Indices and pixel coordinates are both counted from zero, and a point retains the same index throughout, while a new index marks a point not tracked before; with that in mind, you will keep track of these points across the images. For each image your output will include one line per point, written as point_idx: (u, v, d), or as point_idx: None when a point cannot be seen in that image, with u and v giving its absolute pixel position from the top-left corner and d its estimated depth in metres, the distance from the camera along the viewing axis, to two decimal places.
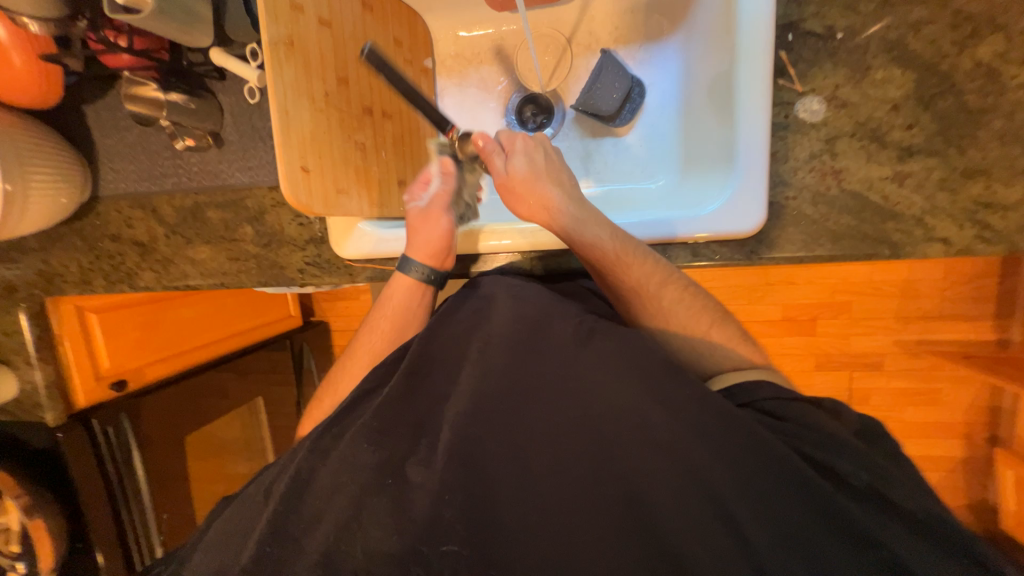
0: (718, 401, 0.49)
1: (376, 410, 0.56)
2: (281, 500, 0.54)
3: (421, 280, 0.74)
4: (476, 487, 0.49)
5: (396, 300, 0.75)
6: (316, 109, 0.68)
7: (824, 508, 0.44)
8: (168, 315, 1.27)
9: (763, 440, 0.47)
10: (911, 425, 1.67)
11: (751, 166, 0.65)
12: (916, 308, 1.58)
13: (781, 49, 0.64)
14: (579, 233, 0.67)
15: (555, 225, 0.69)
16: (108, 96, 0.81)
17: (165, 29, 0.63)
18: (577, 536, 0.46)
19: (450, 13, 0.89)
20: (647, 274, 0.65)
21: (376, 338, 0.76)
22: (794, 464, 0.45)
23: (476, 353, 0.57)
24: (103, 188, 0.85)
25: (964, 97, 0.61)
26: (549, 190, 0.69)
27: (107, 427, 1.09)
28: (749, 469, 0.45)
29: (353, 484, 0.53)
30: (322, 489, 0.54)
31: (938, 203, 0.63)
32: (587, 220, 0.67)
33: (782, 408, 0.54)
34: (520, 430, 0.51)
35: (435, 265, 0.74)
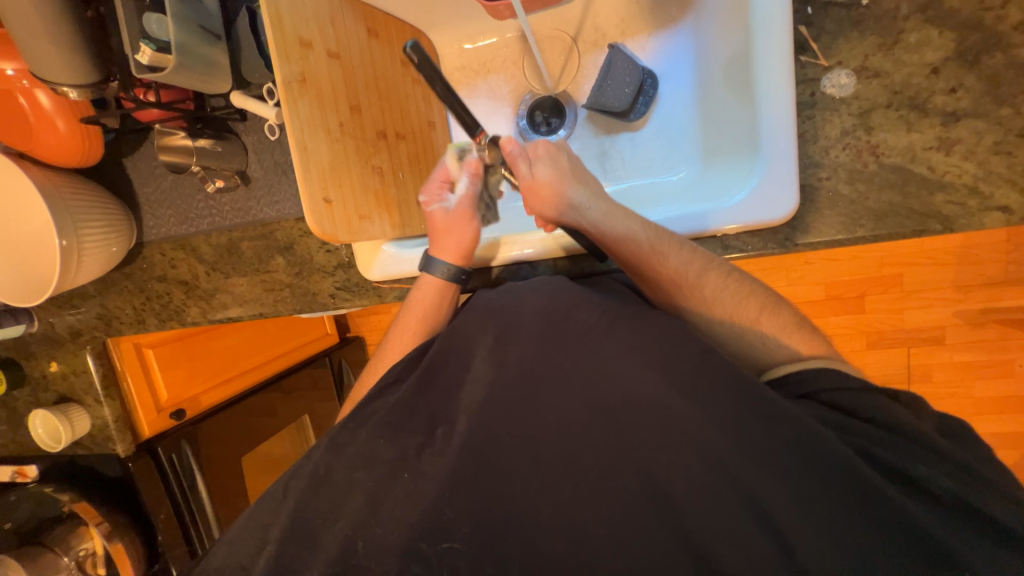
0: (764, 401, 0.47)
1: (392, 405, 0.57)
2: (299, 500, 0.55)
3: (448, 279, 0.74)
4: (497, 498, 0.49)
5: (425, 301, 0.74)
6: (332, 140, 0.70)
7: (864, 504, 0.43)
8: (215, 344, 1.35)
9: (806, 435, 0.45)
10: (982, 401, 1.55)
11: (777, 150, 0.62)
12: (977, 275, 1.46)
13: (801, 24, 0.61)
14: (612, 227, 0.66)
15: (585, 223, 0.68)
16: (143, 147, 0.86)
17: (189, 82, 0.66)
18: (609, 543, 0.46)
19: (454, 27, 0.89)
20: (686, 262, 0.62)
21: (405, 338, 0.74)
22: (838, 458, 0.44)
23: (494, 349, 0.56)
24: (147, 234, 0.91)
25: (1013, 52, 0.55)
26: (577, 189, 0.69)
27: (172, 453, 1.16)
28: (785, 467, 0.45)
29: (368, 480, 0.54)
30: (337, 484, 0.55)
31: (993, 169, 0.58)
32: (617, 216, 0.66)
33: (833, 403, 0.51)
34: (546, 439, 0.50)
35: (462, 263, 0.75)
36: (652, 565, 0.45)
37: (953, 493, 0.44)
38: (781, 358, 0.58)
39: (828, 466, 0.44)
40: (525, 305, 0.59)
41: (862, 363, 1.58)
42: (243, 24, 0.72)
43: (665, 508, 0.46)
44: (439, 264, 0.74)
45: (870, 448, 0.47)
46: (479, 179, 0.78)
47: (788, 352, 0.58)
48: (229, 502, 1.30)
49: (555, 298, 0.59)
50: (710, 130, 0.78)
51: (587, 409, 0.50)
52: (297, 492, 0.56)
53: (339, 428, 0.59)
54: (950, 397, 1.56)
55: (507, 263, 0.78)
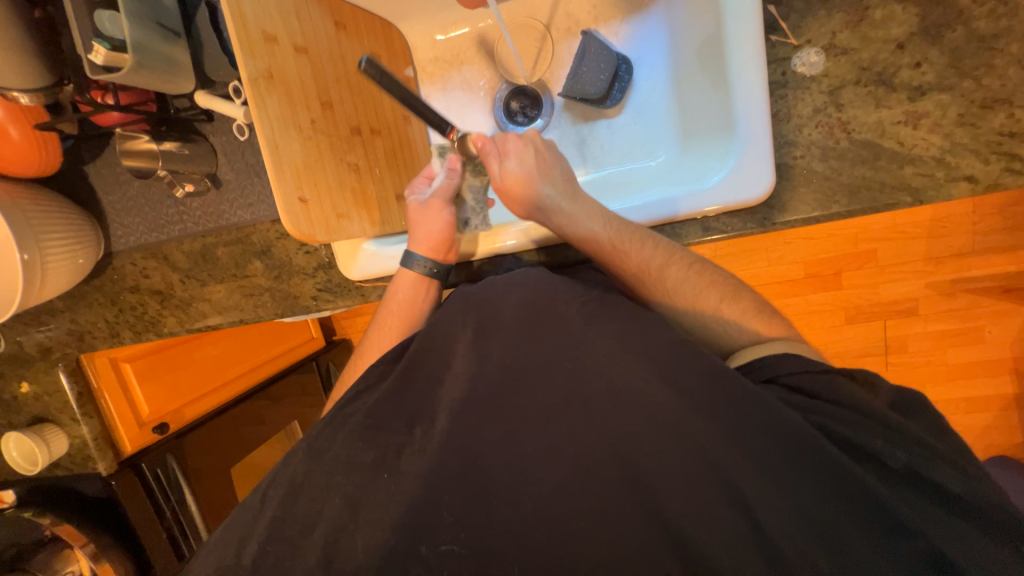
0: (738, 386, 0.48)
1: (371, 406, 0.57)
2: (288, 507, 0.54)
3: (425, 274, 0.73)
4: (477, 496, 0.49)
5: (401, 296, 0.73)
6: (305, 137, 0.68)
7: (838, 483, 0.44)
8: (196, 354, 1.31)
9: (780, 417, 0.46)
10: (956, 367, 1.61)
11: (752, 130, 0.62)
12: (947, 247, 1.51)
13: (769, 4, 0.61)
14: (574, 225, 0.67)
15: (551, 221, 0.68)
16: (105, 153, 0.82)
17: (149, 82, 0.64)
18: (590, 536, 0.45)
19: (425, 18, 0.88)
20: (647, 258, 0.63)
21: (383, 335, 0.73)
22: (810, 438, 0.45)
23: (474, 346, 0.56)
24: (115, 243, 0.88)
25: (972, 25, 0.57)
26: (545, 187, 0.69)
27: (156, 469, 1.13)
28: (760, 449, 0.45)
29: (346, 483, 0.53)
30: (317, 487, 0.54)
31: (958, 140, 0.59)
32: (582, 213, 0.67)
33: (805, 381, 0.52)
34: (526, 434, 0.50)
35: (436, 257, 0.74)
36: (639, 550, 0.44)
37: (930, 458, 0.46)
38: (765, 335, 0.59)
39: (808, 440, 0.45)
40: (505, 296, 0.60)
41: (842, 338, 1.63)
42: (203, 20, 0.69)
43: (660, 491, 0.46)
44: (415, 260, 0.73)
45: (844, 425, 0.48)
46: (458, 173, 0.77)
47: (770, 329, 0.59)
48: (222, 517, 1.27)
49: (537, 287, 0.59)
50: (686, 113, 0.78)
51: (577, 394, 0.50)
52: (285, 499, 0.55)
53: (318, 432, 0.58)
54: (926, 365, 1.62)
55: (490, 254, 0.77)
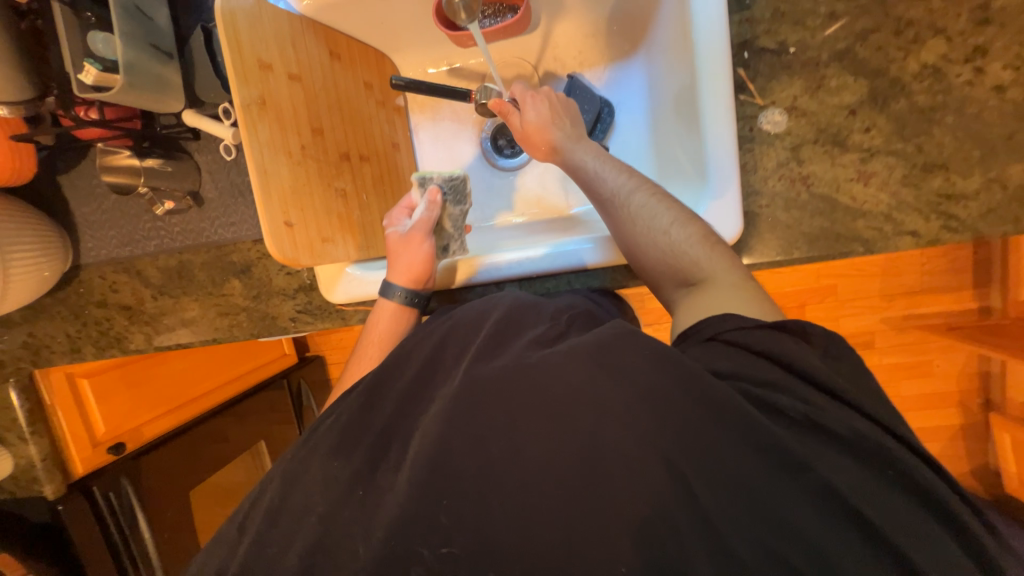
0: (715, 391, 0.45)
1: (343, 425, 0.56)
2: (257, 539, 0.52)
3: (404, 304, 0.74)
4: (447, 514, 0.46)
5: (380, 327, 0.74)
6: (294, 162, 0.69)
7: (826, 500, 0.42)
8: (160, 370, 1.26)
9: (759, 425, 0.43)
10: (909, 398, 1.70)
11: (723, 178, 0.67)
12: (898, 285, 1.62)
13: (739, 67, 0.66)
14: (582, 167, 0.71)
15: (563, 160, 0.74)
16: (81, 164, 0.81)
17: (138, 102, 0.64)
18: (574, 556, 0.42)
19: (418, 51, 0.91)
20: (661, 219, 0.64)
21: (365, 366, 0.72)
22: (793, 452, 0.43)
23: (453, 364, 0.58)
24: (84, 256, 0.85)
25: (914, 98, 0.64)
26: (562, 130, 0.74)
27: (109, 492, 1.07)
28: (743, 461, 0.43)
29: (321, 502, 0.52)
30: (293, 512, 0.52)
31: (903, 199, 0.66)
32: (591, 155, 0.72)
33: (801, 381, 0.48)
34: (498, 448, 0.47)
35: (416, 288, 0.75)
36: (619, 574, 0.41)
37: (933, 488, 0.43)
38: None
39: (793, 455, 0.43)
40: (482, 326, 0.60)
41: None
42: (196, 43, 0.70)
43: (641, 536, 0.42)
44: (394, 289, 0.74)
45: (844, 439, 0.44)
46: (437, 207, 0.77)
47: None
48: (177, 544, 1.21)
49: (511, 319, 0.60)
50: (663, 157, 0.83)
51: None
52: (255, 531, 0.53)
53: (293, 456, 0.58)
54: None
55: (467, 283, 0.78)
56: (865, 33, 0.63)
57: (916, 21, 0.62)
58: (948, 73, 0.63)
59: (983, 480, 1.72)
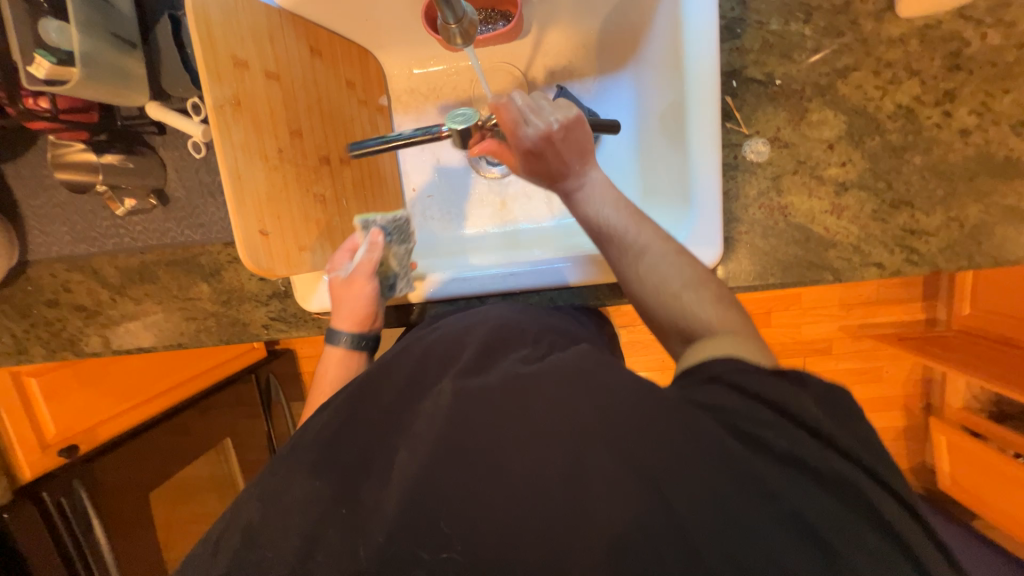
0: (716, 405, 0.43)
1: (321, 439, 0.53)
2: None
3: (351, 349, 0.74)
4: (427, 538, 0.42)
5: (328, 375, 0.74)
6: (270, 167, 0.66)
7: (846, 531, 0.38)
8: (116, 367, 1.19)
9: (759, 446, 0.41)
10: (860, 401, 1.82)
11: (707, 205, 0.68)
12: (858, 297, 1.72)
13: (726, 95, 0.67)
14: (585, 206, 0.61)
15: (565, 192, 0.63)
16: (29, 154, 0.74)
17: (96, 96, 0.59)
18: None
19: (404, 49, 0.87)
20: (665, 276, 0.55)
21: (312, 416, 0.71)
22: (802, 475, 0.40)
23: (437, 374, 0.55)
24: (33, 252, 0.79)
25: (887, 136, 0.66)
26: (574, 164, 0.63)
27: (60, 497, 1.01)
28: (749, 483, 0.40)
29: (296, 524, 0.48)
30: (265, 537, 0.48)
31: (871, 232, 0.69)
32: (597, 195, 0.61)
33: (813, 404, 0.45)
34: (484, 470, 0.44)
35: (361, 331, 0.74)
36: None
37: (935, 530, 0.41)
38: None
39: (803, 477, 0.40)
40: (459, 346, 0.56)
41: None
42: (163, 32, 0.65)
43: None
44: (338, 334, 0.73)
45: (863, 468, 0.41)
46: (380, 249, 0.73)
47: None
48: (136, 548, 1.16)
49: (494, 335, 0.57)
50: (648, 174, 0.84)
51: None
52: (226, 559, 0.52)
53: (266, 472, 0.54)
54: None
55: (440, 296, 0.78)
56: (847, 70, 0.65)
57: (895, 62, 0.65)
58: (920, 115, 0.65)
59: (920, 477, 1.86)
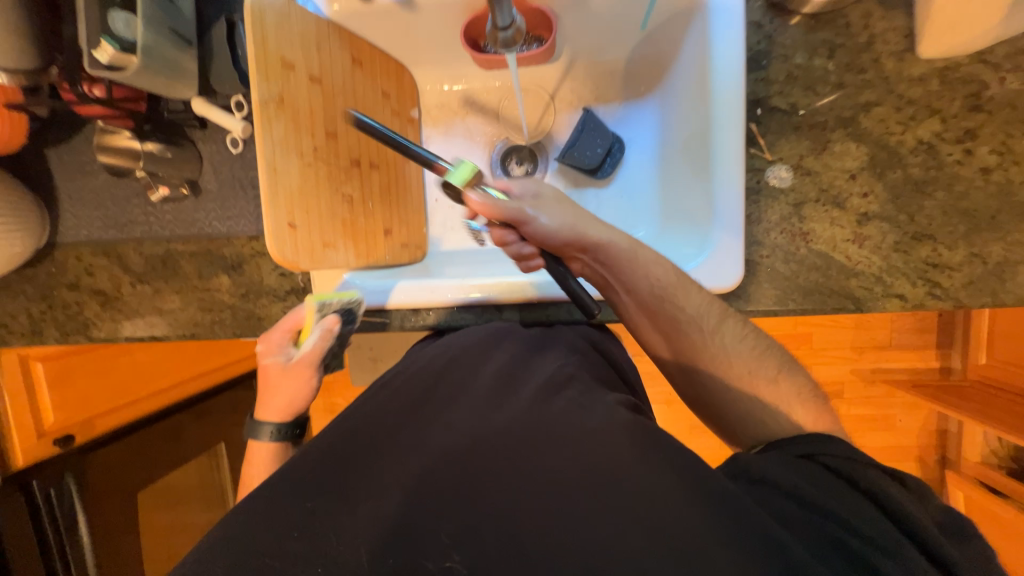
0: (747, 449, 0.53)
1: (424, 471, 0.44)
2: None
3: (279, 442, 0.67)
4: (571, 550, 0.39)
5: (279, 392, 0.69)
6: (304, 164, 0.68)
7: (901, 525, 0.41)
8: (121, 362, 1.16)
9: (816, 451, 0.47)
10: (873, 451, 1.70)
11: (728, 225, 0.69)
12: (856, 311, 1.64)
13: (752, 122, 0.70)
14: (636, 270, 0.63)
15: (665, 318, 0.62)
16: (74, 141, 0.78)
17: (152, 83, 0.63)
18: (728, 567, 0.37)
19: (437, 68, 0.92)
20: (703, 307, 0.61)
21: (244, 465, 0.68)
22: None
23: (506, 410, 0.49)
24: (63, 235, 0.81)
25: (909, 170, 0.68)
26: (656, 273, 0.62)
27: (49, 489, 1.04)
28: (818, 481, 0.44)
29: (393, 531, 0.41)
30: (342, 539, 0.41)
31: (893, 263, 0.69)
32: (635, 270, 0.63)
33: None
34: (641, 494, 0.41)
35: (290, 420, 0.68)
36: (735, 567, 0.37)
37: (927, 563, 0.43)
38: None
39: None
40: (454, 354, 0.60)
41: None
42: (220, 36, 0.69)
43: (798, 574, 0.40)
44: (264, 428, 0.66)
45: None
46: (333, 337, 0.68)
47: None
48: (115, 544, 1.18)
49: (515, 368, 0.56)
50: (668, 197, 0.84)
51: (497, 440, 0.45)
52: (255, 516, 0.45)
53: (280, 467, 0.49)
54: (865, 439, 1.70)
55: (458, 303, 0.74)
56: (869, 105, 0.68)
57: (915, 100, 0.67)
58: (941, 151, 0.67)
59: None
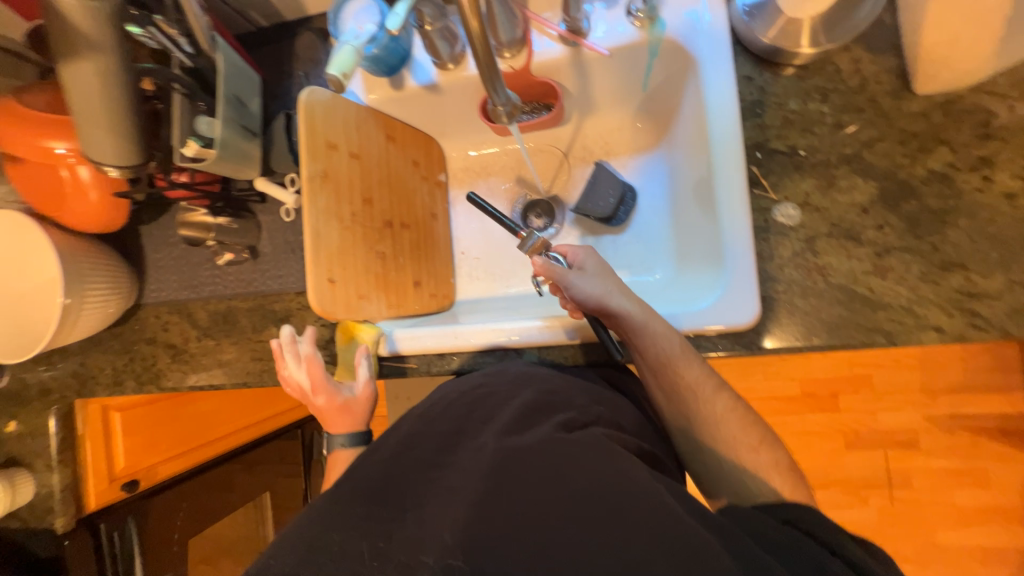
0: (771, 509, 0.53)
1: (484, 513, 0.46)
2: None
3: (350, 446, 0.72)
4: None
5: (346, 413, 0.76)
6: (344, 227, 0.77)
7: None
8: (185, 410, 1.33)
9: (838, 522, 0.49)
10: (966, 511, 1.48)
11: (739, 263, 0.70)
12: (920, 350, 1.50)
13: (753, 165, 0.73)
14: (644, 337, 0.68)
15: (664, 380, 0.69)
16: (161, 219, 0.93)
17: (224, 169, 0.75)
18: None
19: (462, 137, 1.03)
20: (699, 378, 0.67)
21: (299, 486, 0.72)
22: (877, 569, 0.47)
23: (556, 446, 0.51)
24: (147, 297, 0.94)
25: (925, 200, 0.67)
26: (665, 345, 0.68)
27: (113, 531, 1.11)
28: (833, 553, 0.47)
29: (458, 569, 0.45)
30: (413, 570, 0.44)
31: (923, 294, 0.66)
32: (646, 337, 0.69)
33: None
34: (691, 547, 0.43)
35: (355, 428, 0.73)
36: None
37: None
38: (740, 454, 0.64)
39: None
40: (483, 384, 0.64)
41: (845, 464, 1.53)
42: (280, 127, 0.83)
43: None
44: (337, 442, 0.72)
45: None
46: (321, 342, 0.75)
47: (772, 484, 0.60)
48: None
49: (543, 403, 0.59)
50: (683, 240, 0.87)
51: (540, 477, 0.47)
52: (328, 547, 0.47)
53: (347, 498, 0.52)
54: (955, 496, 1.48)
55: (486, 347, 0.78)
56: (872, 142, 0.69)
57: (919, 133, 0.68)
58: (957, 180, 0.66)
59: None
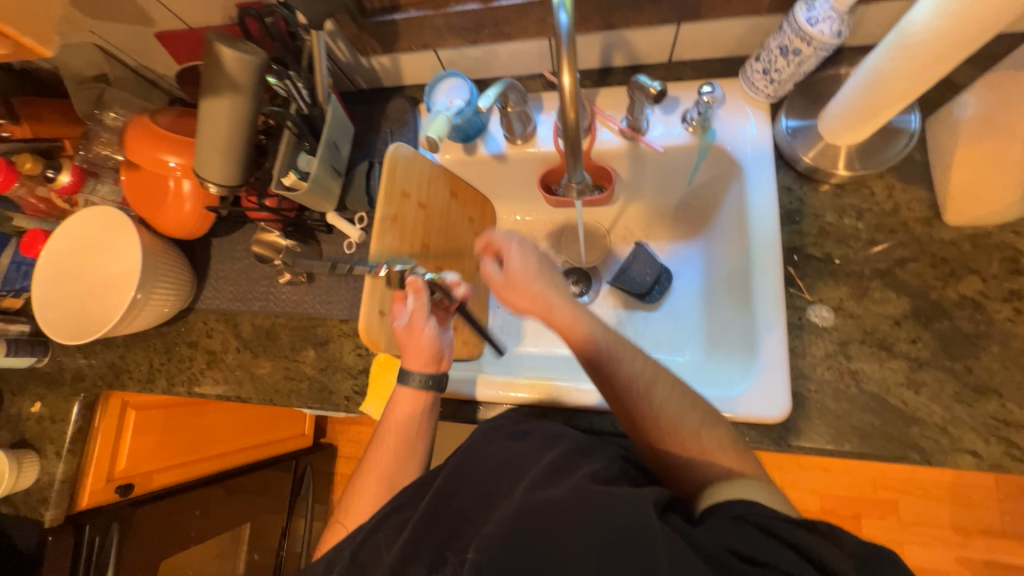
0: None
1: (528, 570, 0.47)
2: None
3: (421, 387, 0.76)
4: None
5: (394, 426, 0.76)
6: (402, 266, 0.84)
7: None
8: (192, 420, 1.33)
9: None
10: None
11: (772, 356, 0.72)
12: (950, 482, 1.42)
13: (790, 265, 0.78)
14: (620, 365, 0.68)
15: (635, 412, 0.65)
16: (233, 234, 1.02)
17: (310, 199, 0.85)
18: None
19: (514, 202, 1.12)
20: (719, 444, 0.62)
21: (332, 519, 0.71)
22: None
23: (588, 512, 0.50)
24: (201, 303, 1.00)
25: (957, 322, 0.70)
26: (635, 370, 0.67)
27: (97, 534, 1.06)
28: None
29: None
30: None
31: (957, 415, 0.67)
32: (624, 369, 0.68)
33: None
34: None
35: (431, 370, 0.76)
36: None
37: None
38: None
39: None
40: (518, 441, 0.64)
41: None
42: (361, 172, 0.93)
43: None
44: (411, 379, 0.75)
45: None
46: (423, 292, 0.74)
47: None
48: None
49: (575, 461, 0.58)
50: (714, 326, 0.90)
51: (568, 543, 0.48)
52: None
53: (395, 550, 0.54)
54: None
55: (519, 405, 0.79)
56: (904, 261, 0.74)
57: (951, 259, 0.73)
58: (988, 308, 0.69)
59: None
